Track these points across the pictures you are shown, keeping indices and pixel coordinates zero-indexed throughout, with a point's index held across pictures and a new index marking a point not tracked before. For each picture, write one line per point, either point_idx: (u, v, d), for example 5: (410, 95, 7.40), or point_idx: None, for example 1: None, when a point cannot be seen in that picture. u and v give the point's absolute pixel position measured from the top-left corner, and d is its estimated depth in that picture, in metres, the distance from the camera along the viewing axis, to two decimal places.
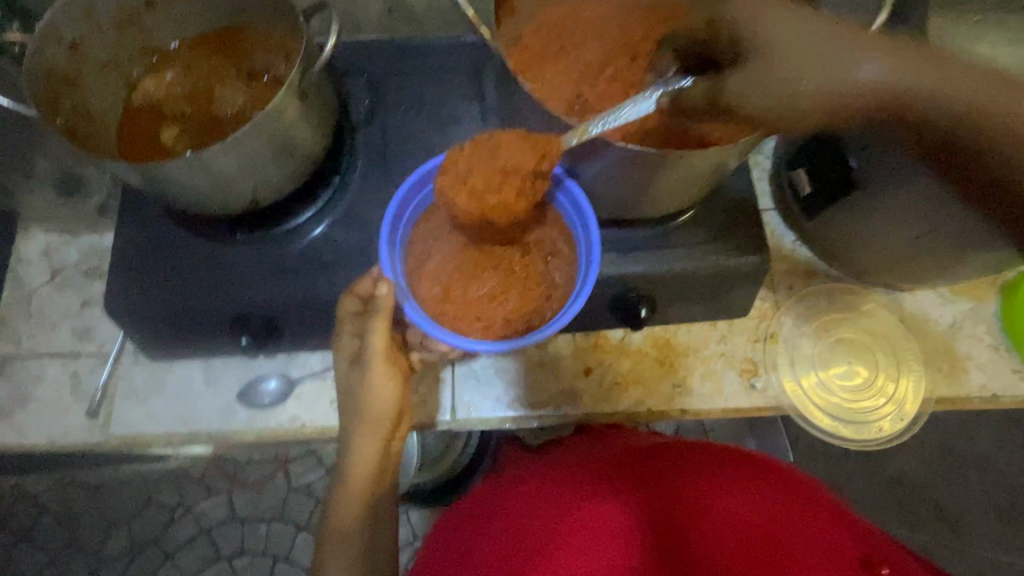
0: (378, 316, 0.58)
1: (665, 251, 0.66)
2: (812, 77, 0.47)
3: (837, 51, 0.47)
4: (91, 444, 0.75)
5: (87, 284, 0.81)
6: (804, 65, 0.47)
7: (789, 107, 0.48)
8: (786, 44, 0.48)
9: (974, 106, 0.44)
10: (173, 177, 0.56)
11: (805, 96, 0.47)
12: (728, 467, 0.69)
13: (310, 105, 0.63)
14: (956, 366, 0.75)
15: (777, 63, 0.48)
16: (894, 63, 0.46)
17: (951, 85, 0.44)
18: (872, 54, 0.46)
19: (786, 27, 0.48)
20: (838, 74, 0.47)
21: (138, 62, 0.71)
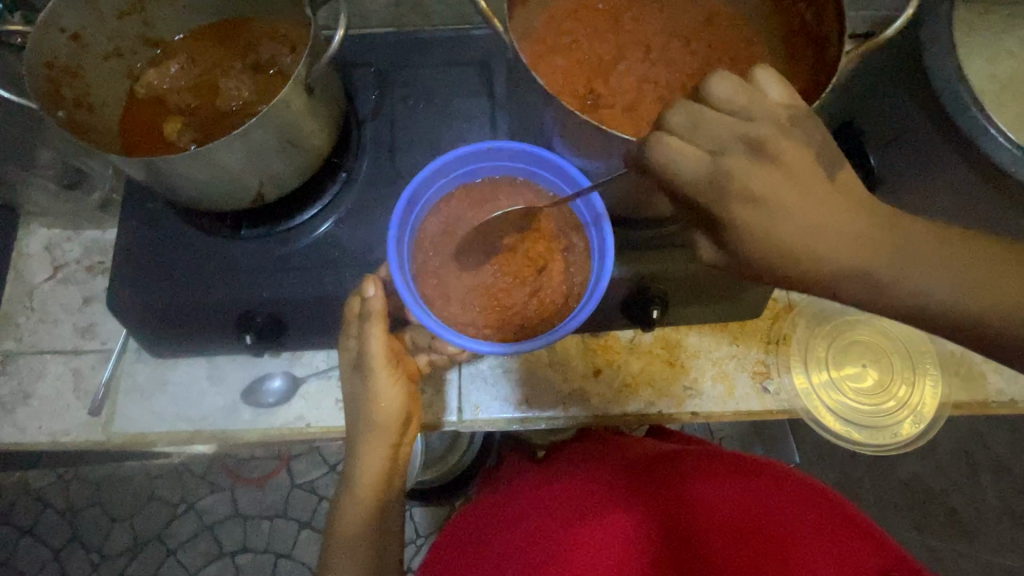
0: (373, 321, 0.57)
1: (677, 250, 0.65)
2: (800, 264, 0.40)
3: (840, 235, 0.40)
4: (94, 442, 0.74)
5: (90, 281, 0.80)
6: (798, 244, 0.40)
7: (780, 270, 0.41)
8: (779, 229, 0.39)
9: (955, 296, 0.40)
10: (177, 172, 0.55)
11: (799, 278, 0.41)
12: (730, 464, 0.72)
13: (316, 99, 0.61)
14: (974, 370, 0.73)
15: (770, 248, 0.40)
16: (878, 255, 0.40)
17: (929, 279, 0.40)
18: (854, 257, 0.40)
19: (788, 222, 0.39)
20: (825, 268, 0.40)
21: (142, 54, 0.70)
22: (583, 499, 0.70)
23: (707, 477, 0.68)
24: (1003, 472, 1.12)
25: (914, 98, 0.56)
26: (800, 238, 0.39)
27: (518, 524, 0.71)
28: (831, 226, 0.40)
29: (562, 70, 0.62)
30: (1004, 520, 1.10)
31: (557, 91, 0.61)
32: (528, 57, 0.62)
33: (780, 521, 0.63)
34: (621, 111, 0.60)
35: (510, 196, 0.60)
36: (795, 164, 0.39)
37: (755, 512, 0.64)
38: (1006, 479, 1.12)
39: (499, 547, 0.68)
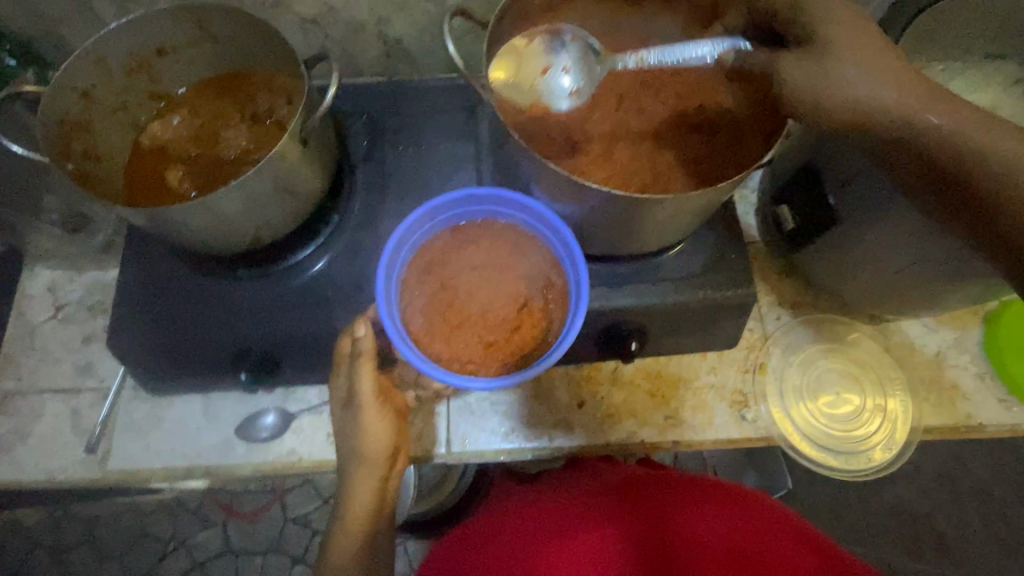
0: (363, 359, 0.60)
1: (652, 286, 0.68)
2: (849, 79, 0.49)
3: (882, 69, 0.49)
4: (89, 479, 0.75)
5: (90, 320, 0.82)
6: (852, 65, 0.49)
7: (818, 90, 0.50)
8: (839, 50, 0.50)
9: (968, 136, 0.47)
10: (179, 219, 0.59)
11: (840, 92, 0.49)
12: (704, 488, 0.74)
13: (311, 148, 0.65)
14: (943, 396, 0.76)
15: (826, 58, 0.50)
16: (912, 90, 0.49)
17: (950, 117, 0.48)
18: (893, 89, 0.49)
19: (848, 50, 0.50)
20: (868, 90, 0.49)
21: (146, 107, 0.75)
22: (564, 523, 0.72)
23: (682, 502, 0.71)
24: (990, 495, 1.13)
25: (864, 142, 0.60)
26: (851, 58, 0.49)
27: (503, 548, 0.72)
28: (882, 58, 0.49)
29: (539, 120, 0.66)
30: (992, 546, 1.11)
31: (533, 139, 0.65)
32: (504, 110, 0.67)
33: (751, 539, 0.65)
34: (595, 156, 0.64)
35: (491, 235, 0.63)
36: (875, 25, 0.51)
37: (728, 533, 0.66)
38: (993, 502, 1.13)
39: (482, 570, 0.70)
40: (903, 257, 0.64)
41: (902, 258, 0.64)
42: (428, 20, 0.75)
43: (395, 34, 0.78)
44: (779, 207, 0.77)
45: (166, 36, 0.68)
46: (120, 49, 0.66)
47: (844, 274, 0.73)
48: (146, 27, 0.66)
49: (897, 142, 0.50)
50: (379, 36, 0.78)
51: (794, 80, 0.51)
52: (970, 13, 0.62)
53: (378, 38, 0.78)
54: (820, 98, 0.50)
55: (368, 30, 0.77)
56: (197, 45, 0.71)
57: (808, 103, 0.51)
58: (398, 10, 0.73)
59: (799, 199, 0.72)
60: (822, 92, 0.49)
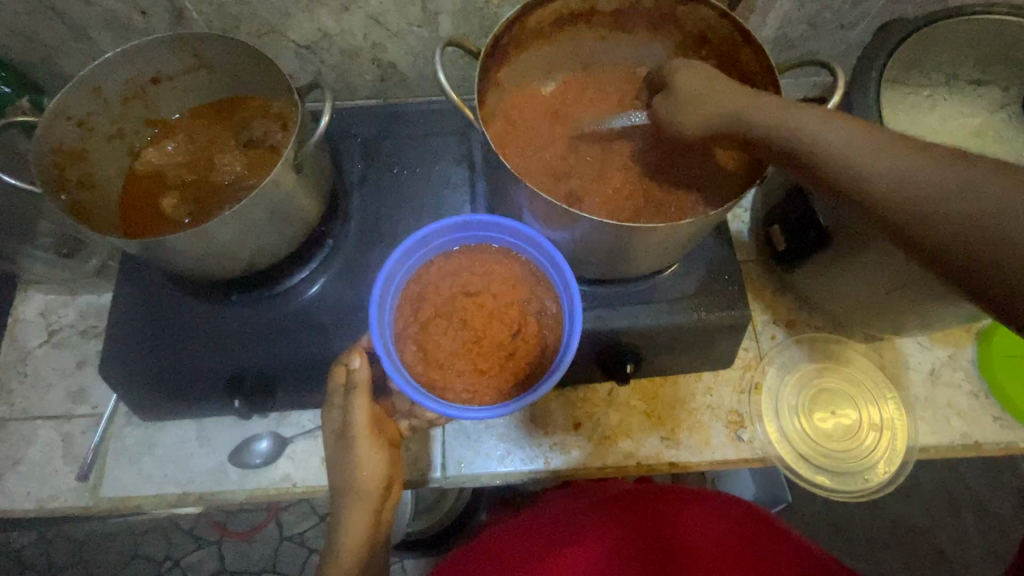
0: (358, 391, 0.60)
1: (647, 308, 0.68)
2: (691, 103, 0.57)
3: (714, 91, 0.56)
4: (80, 507, 0.74)
5: (83, 344, 0.82)
6: (697, 99, 0.56)
7: (676, 119, 0.58)
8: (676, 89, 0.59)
9: (794, 126, 0.50)
10: (172, 249, 0.59)
11: (685, 117, 0.57)
12: (687, 499, 0.74)
13: (305, 175, 0.66)
14: (938, 414, 0.76)
15: (670, 94, 0.59)
16: (745, 97, 0.54)
17: (778, 113, 0.51)
18: (726, 103, 0.55)
19: (682, 87, 0.58)
20: (707, 108, 0.56)
21: (141, 133, 0.75)
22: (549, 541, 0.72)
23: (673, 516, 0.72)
24: (988, 508, 1.13)
25: None
26: (689, 92, 0.58)
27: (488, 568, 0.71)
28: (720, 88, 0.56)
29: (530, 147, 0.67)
30: (992, 562, 1.10)
31: (526, 167, 0.66)
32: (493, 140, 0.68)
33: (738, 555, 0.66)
34: (587, 180, 0.65)
35: (485, 262, 0.64)
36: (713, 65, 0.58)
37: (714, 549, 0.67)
38: (991, 515, 1.13)
39: None
40: (895, 278, 0.64)
41: (896, 278, 0.64)
42: (421, 44, 0.76)
43: (389, 59, 0.78)
44: (770, 228, 0.77)
45: (161, 64, 0.68)
46: (114, 78, 0.67)
47: (835, 291, 0.74)
48: (140, 57, 0.66)
49: (750, 143, 0.54)
50: (373, 61, 0.78)
51: (666, 113, 0.59)
52: (953, 40, 0.64)
53: (372, 63, 0.79)
54: (678, 123, 0.58)
55: (362, 56, 0.77)
56: (191, 73, 0.71)
57: (677, 124, 0.58)
58: (391, 35, 0.74)
59: (790, 222, 0.72)
60: (683, 124, 0.57)
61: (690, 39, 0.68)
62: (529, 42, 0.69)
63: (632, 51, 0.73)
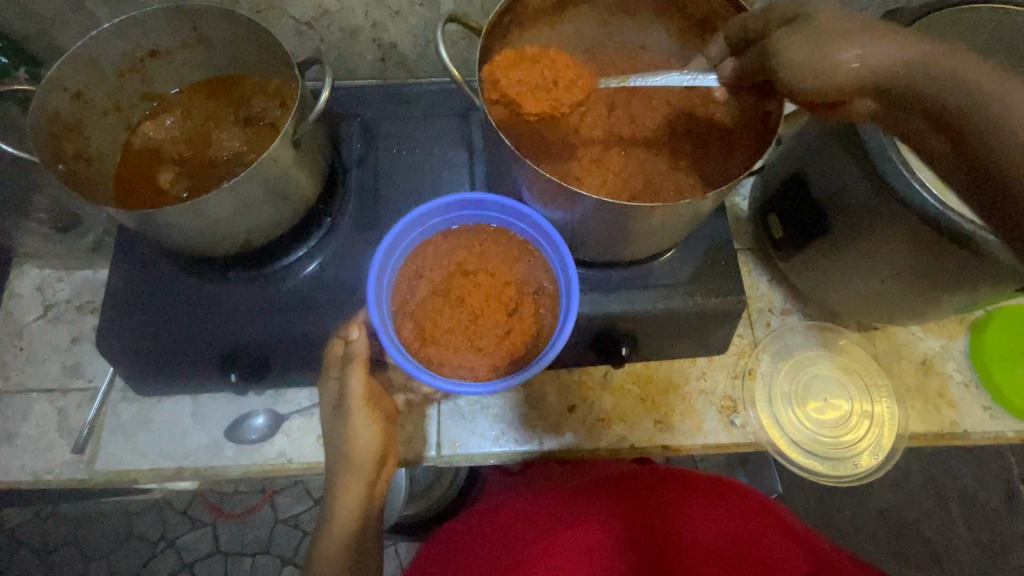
0: (356, 363, 0.60)
1: (642, 292, 0.69)
2: (840, 45, 0.45)
3: (867, 36, 0.46)
4: (76, 480, 0.75)
5: (79, 320, 0.82)
6: (837, 40, 0.46)
7: (813, 67, 0.47)
8: (811, 27, 0.47)
9: (989, 91, 0.40)
10: (168, 221, 0.58)
11: (828, 60, 0.46)
12: (685, 483, 0.75)
13: (303, 151, 0.65)
14: (929, 403, 0.77)
15: (802, 35, 0.48)
16: (905, 49, 0.44)
17: (961, 72, 0.42)
18: (887, 50, 0.45)
19: (822, 26, 0.47)
20: (857, 54, 0.45)
21: (139, 107, 0.74)
22: (549, 520, 0.71)
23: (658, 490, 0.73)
24: (976, 500, 1.14)
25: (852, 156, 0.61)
26: (835, 32, 0.46)
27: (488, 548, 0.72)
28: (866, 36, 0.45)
29: (527, 90, 0.63)
30: (978, 553, 1.12)
31: (522, 107, 0.63)
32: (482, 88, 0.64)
33: (750, 536, 0.67)
34: (585, 163, 0.65)
35: (482, 241, 0.64)
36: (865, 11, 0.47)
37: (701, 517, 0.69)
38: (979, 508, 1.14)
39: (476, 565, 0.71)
40: (891, 265, 0.65)
41: (890, 266, 0.65)
42: (423, 25, 0.76)
43: (390, 39, 0.78)
44: (768, 216, 0.77)
45: (160, 37, 0.68)
46: (113, 50, 0.66)
47: (833, 278, 0.73)
48: (139, 29, 0.65)
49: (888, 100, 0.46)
50: (374, 41, 0.78)
51: (794, 60, 0.48)
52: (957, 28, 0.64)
53: (372, 43, 0.78)
54: (812, 73, 0.47)
55: (363, 35, 0.77)
56: (190, 48, 0.71)
57: (807, 68, 0.47)
58: (392, 15, 0.74)
59: (787, 209, 0.73)
60: (822, 70, 0.46)
61: (693, 23, 0.68)
62: (532, 23, 0.68)
63: (634, 35, 0.73)
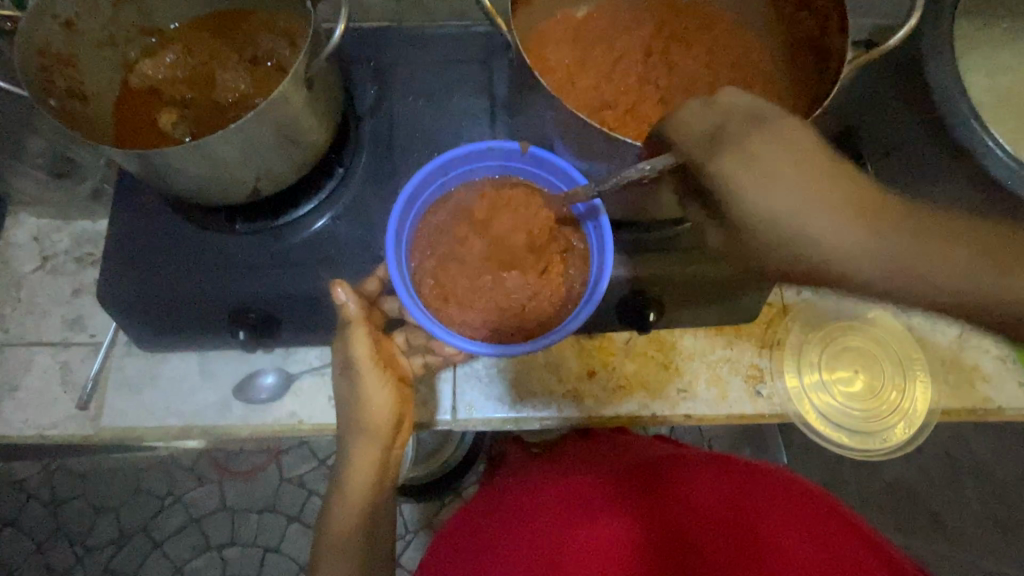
0: (356, 324, 0.57)
1: (674, 254, 0.65)
2: (822, 230, 0.51)
3: (837, 218, 0.51)
4: (81, 435, 0.73)
5: (80, 272, 0.78)
6: (719, 175, 0.52)
7: (710, 189, 0.53)
8: (790, 212, 0.51)
9: (810, 226, 0.52)
10: (170, 164, 0.54)
11: (809, 250, 0.53)
12: (669, 458, 0.71)
13: (315, 92, 0.60)
14: (963, 377, 0.74)
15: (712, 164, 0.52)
16: (757, 173, 0.51)
17: (776, 204, 0.51)
18: (871, 234, 0.52)
19: (804, 221, 0.52)
20: (850, 244, 0.51)
21: (137, 43, 0.69)
22: (582, 502, 0.65)
23: (713, 480, 0.65)
24: None
25: (912, 107, 0.57)
26: (754, 177, 0.51)
27: (513, 529, 0.66)
28: (743, 169, 0.52)
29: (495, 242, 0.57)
30: None
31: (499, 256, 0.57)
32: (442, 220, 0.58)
33: (751, 485, 0.64)
34: (621, 111, 0.61)
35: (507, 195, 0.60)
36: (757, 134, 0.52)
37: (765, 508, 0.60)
38: None
39: (501, 545, 0.64)
40: None
41: None
42: None
43: None
44: None
45: None
46: None
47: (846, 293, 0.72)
48: None
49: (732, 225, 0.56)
50: None
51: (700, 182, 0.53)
52: None
53: None
54: (830, 254, 0.52)
55: None
56: None
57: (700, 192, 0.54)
58: None
59: None
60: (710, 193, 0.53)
61: None
62: None
63: None
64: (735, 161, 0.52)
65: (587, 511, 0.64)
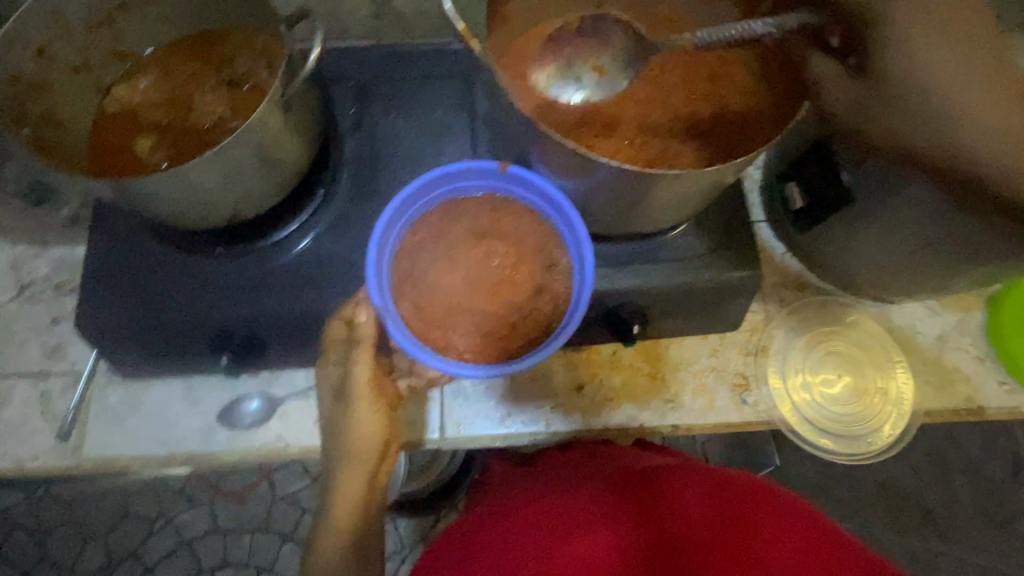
0: (357, 348, 0.57)
1: (657, 267, 0.65)
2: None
3: None
4: (63, 467, 0.71)
5: (57, 300, 0.77)
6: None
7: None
8: (947, 100, 0.46)
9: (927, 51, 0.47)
10: (149, 192, 0.54)
11: (1011, 159, 0.45)
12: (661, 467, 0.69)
13: (293, 115, 0.60)
14: (945, 378, 0.75)
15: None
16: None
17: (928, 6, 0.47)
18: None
19: (987, 128, 0.46)
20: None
21: (111, 68, 0.68)
22: (571, 521, 0.64)
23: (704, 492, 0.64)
24: (981, 474, 1.14)
25: None
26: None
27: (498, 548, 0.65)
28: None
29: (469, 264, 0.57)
30: (978, 522, 1.13)
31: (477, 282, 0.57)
32: (424, 240, 0.58)
33: (732, 493, 0.63)
34: (599, 126, 0.61)
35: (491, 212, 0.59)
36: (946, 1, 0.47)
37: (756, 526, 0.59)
38: (984, 481, 1.14)
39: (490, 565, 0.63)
40: (912, 238, 0.61)
41: (912, 239, 0.61)
42: None
43: None
44: (789, 184, 0.72)
45: None
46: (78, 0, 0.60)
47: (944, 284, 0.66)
48: None
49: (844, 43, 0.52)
50: None
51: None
52: None
53: None
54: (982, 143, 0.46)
55: None
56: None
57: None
58: None
59: (814, 183, 0.67)
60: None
61: None
62: None
63: None
64: (940, 44, 0.46)
65: (577, 530, 0.62)
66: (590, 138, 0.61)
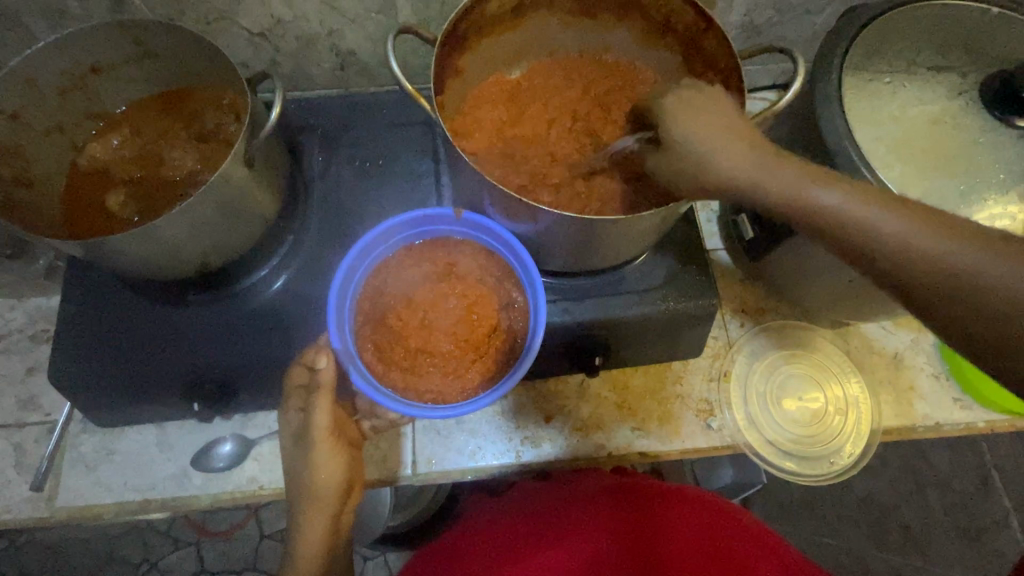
0: (320, 393, 0.59)
1: (615, 299, 0.67)
2: (782, 176, 0.44)
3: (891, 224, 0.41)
4: (34, 520, 0.71)
5: (32, 350, 0.79)
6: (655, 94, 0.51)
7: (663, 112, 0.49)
8: (709, 158, 0.45)
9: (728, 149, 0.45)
10: (115, 248, 0.55)
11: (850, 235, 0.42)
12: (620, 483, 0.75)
13: (258, 168, 0.63)
14: (901, 396, 0.77)
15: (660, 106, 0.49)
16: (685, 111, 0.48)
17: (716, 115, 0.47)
18: (844, 194, 0.43)
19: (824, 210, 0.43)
20: (799, 193, 0.43)
21: (84, 127, 0.71)
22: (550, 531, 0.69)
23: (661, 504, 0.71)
24: (953, 486, 1.17)
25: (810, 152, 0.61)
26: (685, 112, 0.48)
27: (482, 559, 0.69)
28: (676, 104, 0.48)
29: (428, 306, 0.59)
30: (957, 534, 1.14)
31: (438, 323, 0.59)
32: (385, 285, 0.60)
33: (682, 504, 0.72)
34: (553, 167, 0.63)
35: (449, 256, 0.62)
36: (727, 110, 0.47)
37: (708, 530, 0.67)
38: (956, 493, 1.16)
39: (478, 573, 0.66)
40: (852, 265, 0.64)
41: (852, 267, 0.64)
42: (381, 30, 0.73)
43: (348, 47, 0.75)
44: (740, 216, 0.76)
45: (101, 53, 0.65)
46: (50, 67, 0.63)
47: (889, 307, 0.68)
48: (77, 46, 0.62)
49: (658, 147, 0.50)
50: (331, 49, 0.75)
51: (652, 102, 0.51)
52: None
53: (330, 51, 0.75)
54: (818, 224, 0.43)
55: (319, 43, 0.74)
56: (134, 62, 0.67)
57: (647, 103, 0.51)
58: (349, 21, 0.71)
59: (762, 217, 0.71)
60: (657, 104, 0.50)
61: (653, 24, 0.66)
62: (491, 28, 0.67)
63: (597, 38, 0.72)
64: (702, 98, 0.48)
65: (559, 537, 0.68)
66: (544, 178, 0.62)
